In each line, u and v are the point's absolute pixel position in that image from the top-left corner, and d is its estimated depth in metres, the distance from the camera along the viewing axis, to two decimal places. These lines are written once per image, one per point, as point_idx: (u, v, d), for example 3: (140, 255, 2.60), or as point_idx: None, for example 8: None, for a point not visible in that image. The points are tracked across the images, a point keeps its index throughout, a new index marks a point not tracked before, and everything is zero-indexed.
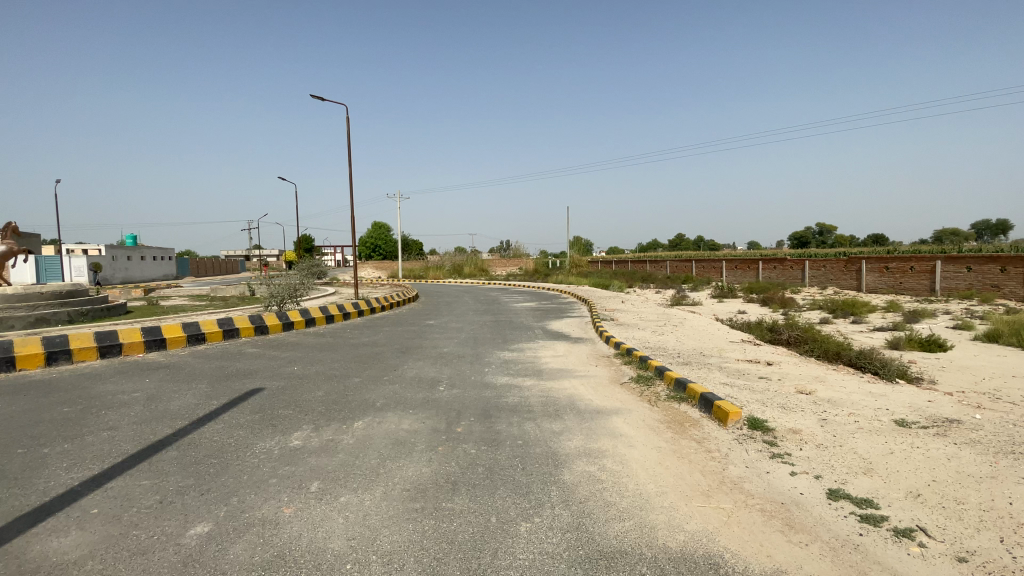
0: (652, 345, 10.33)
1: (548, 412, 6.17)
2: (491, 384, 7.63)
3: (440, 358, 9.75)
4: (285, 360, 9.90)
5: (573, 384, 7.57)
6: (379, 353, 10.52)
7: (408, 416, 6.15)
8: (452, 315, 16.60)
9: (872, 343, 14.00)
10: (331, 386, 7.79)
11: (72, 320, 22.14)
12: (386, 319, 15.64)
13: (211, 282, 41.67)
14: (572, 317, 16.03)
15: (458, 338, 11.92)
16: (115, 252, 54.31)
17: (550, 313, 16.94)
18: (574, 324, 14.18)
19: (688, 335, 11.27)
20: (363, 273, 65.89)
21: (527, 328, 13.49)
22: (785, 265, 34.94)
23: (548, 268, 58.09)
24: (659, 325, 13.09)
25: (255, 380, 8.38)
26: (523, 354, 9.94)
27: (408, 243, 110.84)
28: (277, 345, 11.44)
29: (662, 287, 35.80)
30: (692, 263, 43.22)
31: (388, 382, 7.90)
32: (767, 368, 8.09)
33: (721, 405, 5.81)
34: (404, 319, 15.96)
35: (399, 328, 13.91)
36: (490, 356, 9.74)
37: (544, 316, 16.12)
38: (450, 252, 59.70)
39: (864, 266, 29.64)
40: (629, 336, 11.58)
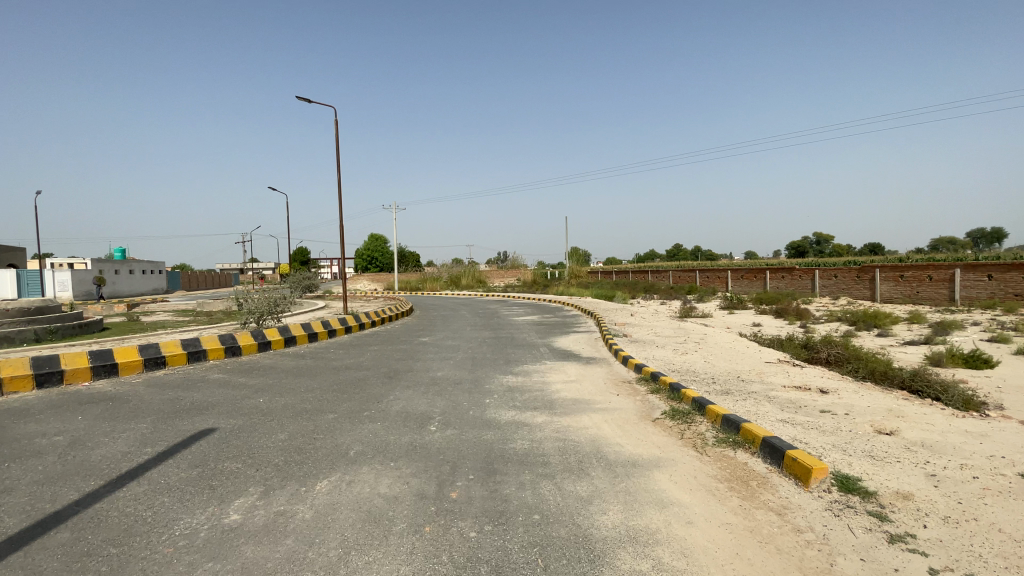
0: (678, 368, 8.90)
1: (569, 467, 4.75)
2: (494, 422, 6.22)
3: (432, 385, 8.31)
4: (250, 390, 8.46)
5: (595, 422, 6.14)
6: (361, 378, 9.09)
7: (388, 472, 4.74)
8: (446, 332, 15.14)
9: (913, 359, 12.64)
10: (296, 426, 6.35)
11: (40, 339, 20.60)
12: (375, 337, 14.18)
13: (200, 296, 40.18)
14: (579, 333, 14.57)
15: (453, 360, 10.49)
16: (102, 266, 52.80)
17: (554, 328, 15.48)
18: (582, 342, 12.74)
19: (716, 355, 9.89)
20: (358, 285, 64.49)
21: (531, 346, 12.03)
22: (794, 274, 33.65)
23: (547, 279, 56.82)
24: (680, 343, 11.65)
25: (209, 416, 6.95)
26: (529, 379, 8.53)
27: (404, 255, 109.58)
28: (247, 370, 9.98)
29: (668, 298, 34.47)
30: (695, 273, 41.98)
31: (367, 420, 6.45)
32: (826, 398, 6.70)
33: (797, 458, 4.44)
34: (394, 336, 14.51)
35: (389, 347, 12.46)
36: (491, 383, 8.29)
37: (549, 332, 14.65)
38: (447, 264, 58.40)
39: (878, 275, 28.41)
40: (648, 355, 10.19)
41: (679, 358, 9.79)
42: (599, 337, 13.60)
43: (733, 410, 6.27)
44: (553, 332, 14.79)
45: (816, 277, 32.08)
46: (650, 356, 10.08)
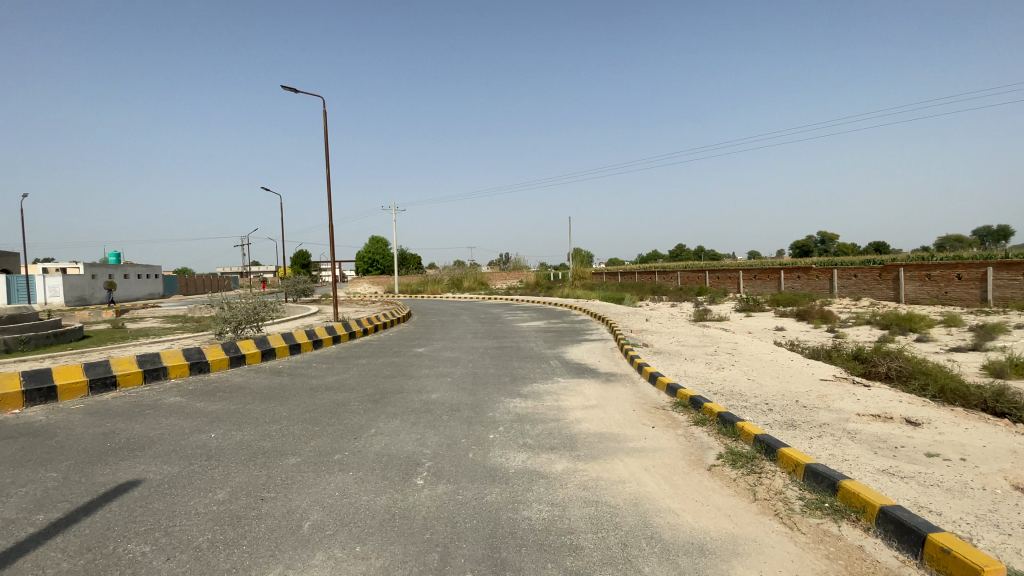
0: (720, 389, 7.40)
1: (609, 557, 3.30)
2: (501, 472, 4.76)
3: (425, 412, 6.85)
4: (206, 419, 7.04)
5: (633, 471, 4.67)
6: (342, 401, 7.64)
7: (349, 568, 3.28)
8: (444, 341, 13.68)
9: (973, 371, 11.12)
10: (243, 478, 4.89)
11: (9, 349, 19.14)
12: (365, 347, 12.75)
13: (193, 301, 38.74)
14: (592, 341, 13.07)
15: (451, 377, 9.02)
16: (95, 271, 51.47)
17: (562, 336, 14.02)
18: (597, 352, 11.26)
19: (759, 371, 8.40)
20: (358, 288, 63.15)
21: (540, 358, 10.55)
22: (811, 274, 32.09)
23: (551, 281, 55.31)
24: (712, 354, 10.13)
25: (140, 459, 5.53)
26: (542, 404, 7.06)
27: (405, 258, 108.33)
28: (210, 392, 8.56)
29: (678, 299, 32.98)
30: (705, 273, 40.41)
31: (336, 468, 5.00)
32: (925, 436, 5.23)
33: (953, 550, 3.05)
34: (386, 346, 13.05)
35: (378, 360, 11.00)
36: (496, 410, 6.82)
37: (559, 341, 13.16)
38: (448, 267, 56.96)
39: (902, 274, 26.86)
40: (679, 370, 8.70)
41: (716, 375, 8.32)
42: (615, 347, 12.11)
43: (813, 456, 4.81)
44: (562, 340, 13.31)
45: (835, 277, 30.54)
46: (681, 372, 8.60)
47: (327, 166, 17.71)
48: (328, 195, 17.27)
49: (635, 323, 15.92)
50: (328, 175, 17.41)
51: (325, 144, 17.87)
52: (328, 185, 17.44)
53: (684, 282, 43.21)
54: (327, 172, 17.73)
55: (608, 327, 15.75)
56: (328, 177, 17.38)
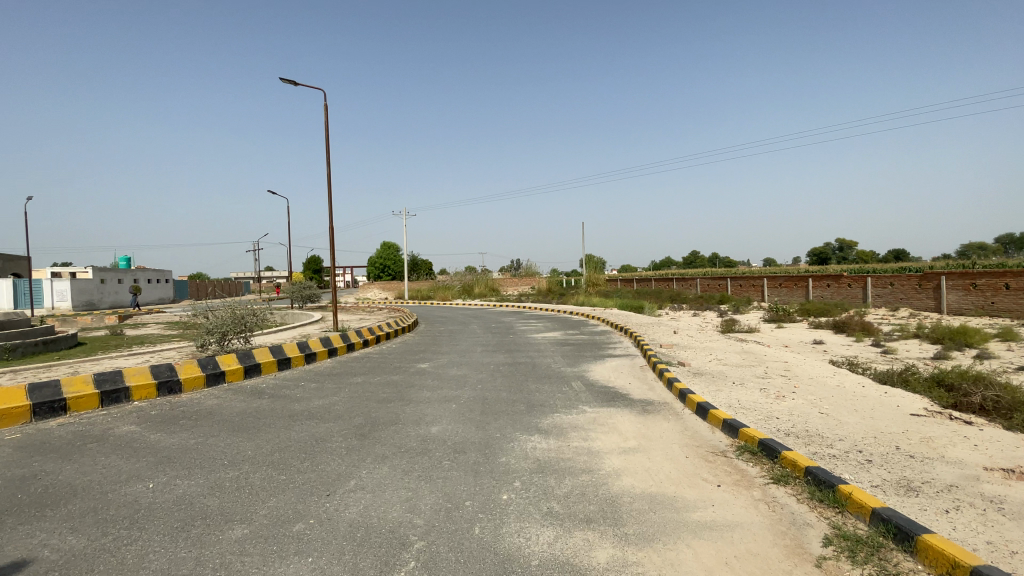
0: (791, 429, 5.90)
1: None
2: (518, 564, 3.36)
3: (420, 455, 5.45)
4: (153, 459, 5.75)
5: (708, 569, 3.26)
6: (323, 435, 6.28)
7: None
8: (450, 355, 12.31)
9: None
10: (161, 563, 3.54)
11: None
12: (363, 363, 11.42)
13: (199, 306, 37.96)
14: (617, 357, 11.58)
15: (457, 404, 7.61)
16: (106, 275, 51.18)
17: (583, 350, 12.57)
18: (626, 372, 9.79)
19: (829, 402, 6.90)
20: (368, 294, 62.36)
21: (560, 379, 9.10)
22: (841, 282, 30.23)
23: (564, 288, 53.88)
24: (763, 377, 8.60)
25: (44, 524, 4.24)
26: (568, 445, 5.64)
27: (417, 264, 107.79)
28: (174, 420, 7.29)
29: (700, 309, 31.33)
30: (725, 280, 38.71)
31: (292, 550, 3.63)
32: None
33: None
34: (385, 361, 11.70)
35: (374, 379, 9.64)
36: (510, 454, 5.39)
37: (580, 356, 11.67)
38: (458, 273, 55.87)
39: (943, 283, 24.97)
40: (731, 399, 7.21)
41: (778, 407, 6.82)
42: (645, 364, 10.61)
43: (967, 550, 3.35)
44: (583, 355, 11.83)
45: (869, 285, 28.69)
46: (735, 401, 7.10)
47: (327, 163, 16.43)
48: (329, 194, 15.96)
49: (661, 336, 14.41)
50: (328, 173, 16.10)
51: (327, 140, 16.54)
52: (328, 184, 16.14)
53: (703, 290, 41.44)
54: (328, 170, 16.43)
55: (632, 340, 14.24)
56: (329, 175, 16.07)
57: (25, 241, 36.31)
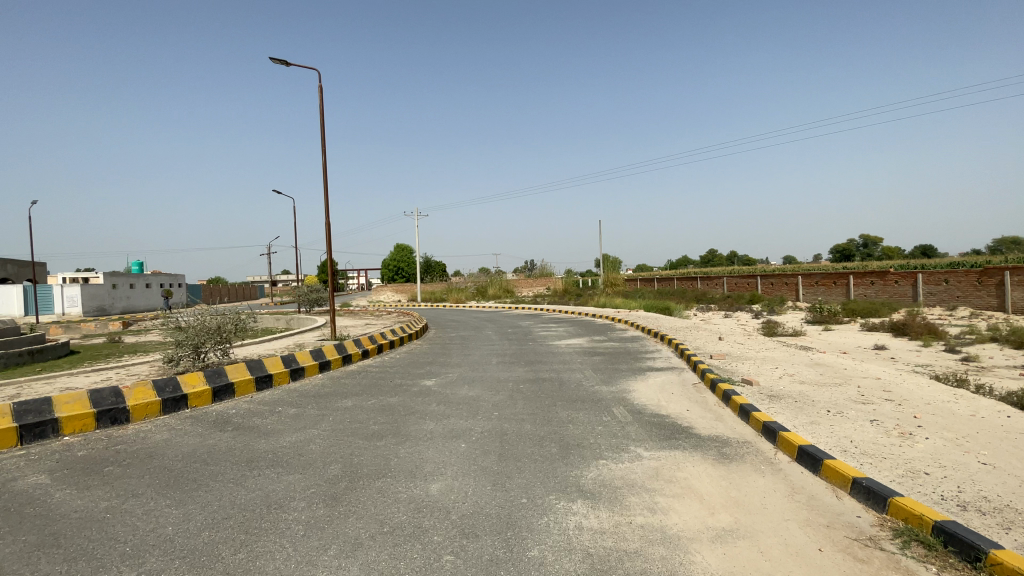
0: (965, 501, 3.96)
1: None
2: None
3: (408, 543, 3.64)
4: (35, 539, 4.03)
5: None
6: (279, 498, 4.53)
7: None
8: (460, 368, 10.52)
9: None
10: None
11: None
12: (358, 380, 9.68)
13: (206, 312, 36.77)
14: (660, 371, 9.65)
15: (467, 442, 5.78)
16: (117, 280, 50.52)
17: (617, 362, 10.65)
18: (678, 392, 7.87)
19: (985, 449, 4.98)
20: (381, 296, 61.16)
21: (597, 403, 7.25)
22: (888, 280, 27.80)
23: (581, 289, 51.95)
24: (864, 404, 6.63)
25: None
26: (631, 524, 3.79)
27: (430, 265, 106.63)
28: (102, 466, 5.61)
29: (732, 309, 29.18)
30: (755, 279, 36.43)
31: None
32: None
33: None
34: (384, 377, 9.96)
35: (367, 402, 7.89)
36: (545, 544, 3.54)
37: (616, 370, 9.74)
38: (473, 274, 54.26)
39: (1008, 279, 22.53)
40: (841, 440, 5.28)
41: (914, 455, 4.90)
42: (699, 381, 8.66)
43: None
44: (619, 369, 9.91)
45: (920, 283, 26.27)
46: (849, 445, 5.13)
47: (322, 153, 14.60)
48: (325, 186, 14.11)
49: (707, 343, 12.43)
50: (323, 163, 14.25)
51: (321, 127, 14.67)
52: (323, 175, 14.29)
53: (731, 289, 39.09)
54: (323, 160, 14.56)
55: (672, 348, 12.26)
56: (324, 166, 14.23)
57: (30, 245, 35.38)
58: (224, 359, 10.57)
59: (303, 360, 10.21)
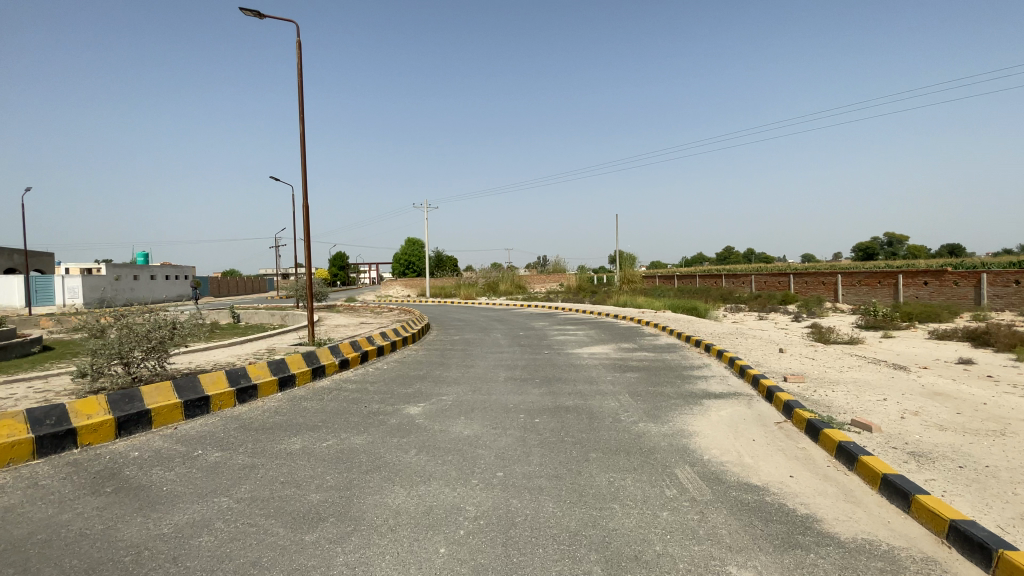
0: None
1: None
2: None
3: None
4: None
5: None
6: None
7: None
8: (456, 387, 8.21)
9: None
10: None
11: None
12: (322, 404, 7.43)
13: (203, 305, 35.02)
14: (721, 399, 7.23)
15: (447, 545, 3.47)
16: (118, 271, 49.15)
17: (661, 382, 8.23)
18: (763, 442, 5.47)
19: None
20: (388, 291, 59.32)
21: (650, 460, 4.92)
22: (945, 280, 25.10)
23: (596, 285, 49.49)
24: None
25: None
26: None
27: (441, 260, 104.86)
28: None
29: (766, 311, 26.63)
30: (788, 277, 33.73)
31: None
32: None
33: None
34: (357, 399, 7.69)
35: (318, 444, 5.64)
36: None
37: (661, 397, 7.30)
38: (484, 268, 51.98)
39: None
40: None
41: None
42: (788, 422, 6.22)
43: None
44: (664, 394, 7.46)
45: (983, 283, 23.75)
46: None
47: (300, 121, 12.14)
48: (302, 162, 11.65)
49: (768, 357, 9.93)
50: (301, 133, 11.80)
51: (297, 89, 12.17)
52: (301, 148, 11.86)
53: (760, 288, 36.35)
54: (300, 130, 12.07)
55: (725, 363, 9.75)
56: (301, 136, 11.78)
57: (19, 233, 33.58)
58: (159, 375, 8.23)
59: (255, 376, 7.87)
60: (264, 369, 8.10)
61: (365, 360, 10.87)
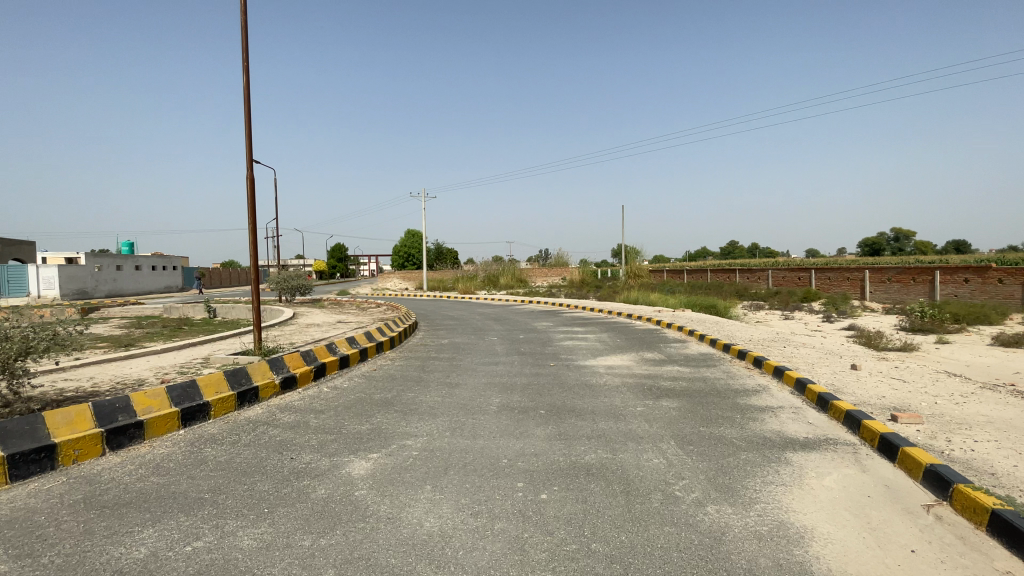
0: None
1: None
2: None
3: None
4: None
5: None
6: None
7: None
8: (428, 423, 5.86)
9: None
10: None
11: None
12: (230, 455, 5.13)
13: (183, 299, 32.78)
14: (811, 454, 4.88)
15: None
16: (101, 261, 46.88)
17: (713, 421, 5.84)
18: (935, 567, 3.14)
19: None
20: (385, 284, 57.13)
21: None
22: (989, 278, 22.83)
23: (601, 279, 47.15)
24: None
25: None
26: None
27: (441, 252, 102.44)
28: None
29: (790, 309, 24.36)
30: (809, 272, 31.38)
31: None
32: None
33: None
34: (285, 443, 5.39)
35: (177, 550, 3.38)
36: None
37: (723, 450, 4.93)
38: (484, 261, 49.69)
39: None
40: None
41: None
42: (940, 507, 3.91)
43: None
44: (725, 445, 5.08)
45: None
46: None
47: (244, 73, 9.66)
48: (245, 123, 9.18)
49: (845, 378, 7.52)
50: (245, 87, 9.34)
51: (240, 33, 9.71)
52: (244, 106, 9.37)
53: (778, 284, 33.99)
54: (244, 84, 9.58)
55: (791, 386, 7.32)
56: (245, 91, 9.32)
57: None
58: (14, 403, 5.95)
59: (142, 409, 5.54)
60: (157, 398, 5.74)
61: (319, 376, 8.17)
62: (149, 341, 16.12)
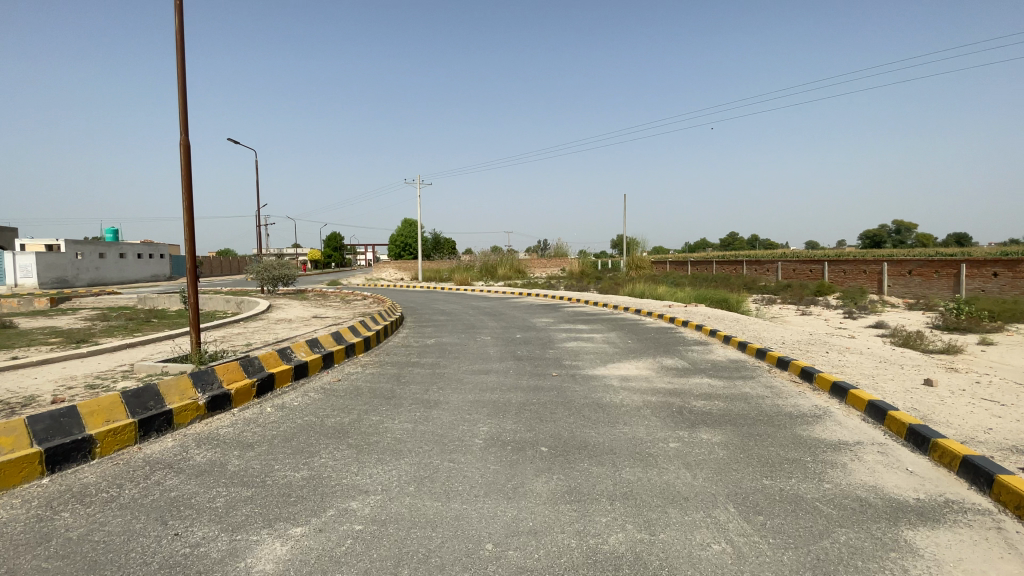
0: None
1: None
2: None
3: None
4: None
5: None
6: None
7: None
8: (383, 471, 4.24)
9: None
10: None
11: None
12: (88, 528, 3.52)
13: (163, 289, 31.16)
14: (939, 534, 3.32)
15: None
16: (83, 249, 45.07)
17: (777, 469, 4.26)
18: None
19: None
20: (380, 275, 55.50)
21: None
22: (1021, 272, 21.33)
23: (603, 271, 45.59)
24: None
25: None
26: None
27: (439, 242, 100.81)
28: None
29: (807, 304, 22.84)
30: (822, 265, 29.84)
31: None
32: None
33: None
34: (176, 506, 3.78)
35: None
36: None
37: (808, 528, 3.35)
38: (483, 251, 48.03)
39: None
40: None
41: None
42: None
43: None
44: (806, 517, 3.49)
45: None
46: None
47: (178, 14, 7.82)
48: (177, 75, 7.38)
49: (929, 401, 5.88)
50: (177, 30, 7.53)
51: None
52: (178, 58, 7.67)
53: (788, 277, 32.44)
54: (177, 26, 7.75)
55: (862, 412, 5.70)
56: (178, 36, 7.52)
57: None
58: None
59: None
60: (15, 434, 4.20)
61: (264, 392, 6.53)
62: (105, 338, 14.48)
